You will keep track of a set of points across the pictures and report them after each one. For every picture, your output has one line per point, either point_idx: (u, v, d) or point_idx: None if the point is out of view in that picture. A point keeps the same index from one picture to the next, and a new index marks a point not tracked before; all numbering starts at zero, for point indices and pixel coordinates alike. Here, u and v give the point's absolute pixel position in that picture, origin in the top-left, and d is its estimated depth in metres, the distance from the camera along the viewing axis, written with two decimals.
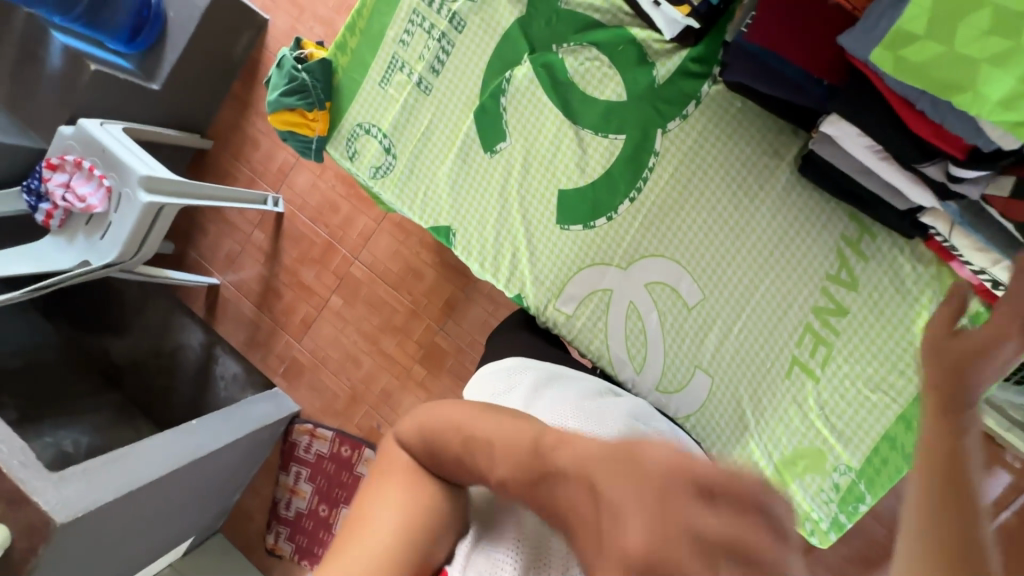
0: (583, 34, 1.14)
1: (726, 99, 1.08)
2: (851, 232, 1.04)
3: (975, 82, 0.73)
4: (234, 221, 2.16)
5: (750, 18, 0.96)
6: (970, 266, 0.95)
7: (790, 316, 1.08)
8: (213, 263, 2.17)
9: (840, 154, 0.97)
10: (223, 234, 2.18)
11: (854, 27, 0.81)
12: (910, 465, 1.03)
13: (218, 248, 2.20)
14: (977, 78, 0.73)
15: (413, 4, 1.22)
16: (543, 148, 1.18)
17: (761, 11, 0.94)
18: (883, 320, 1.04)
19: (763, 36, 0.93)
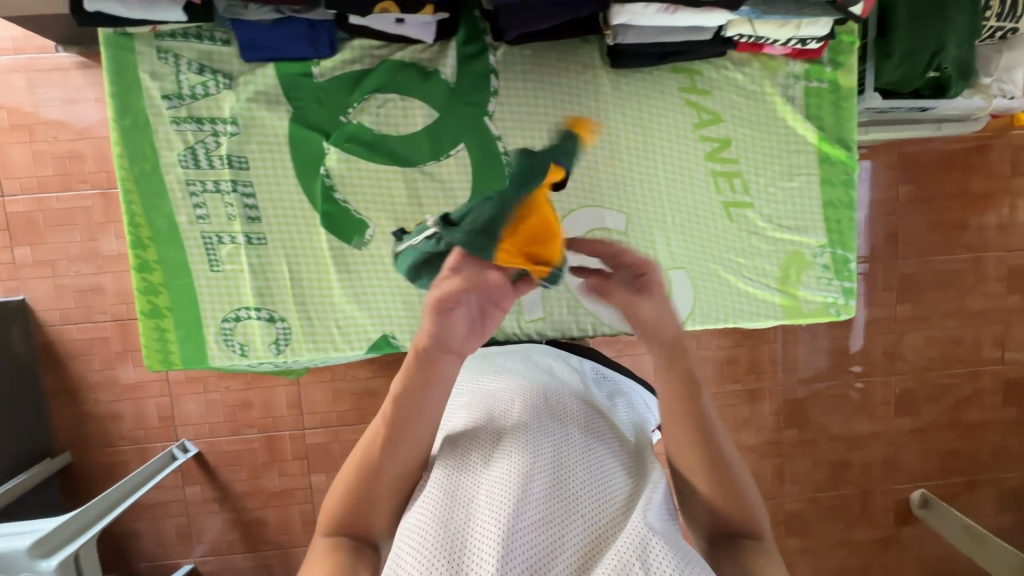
0: (360, 88, 0.93)
1: (515, 54, 0.94)
2: (684, 82, 0.97)
3: None
4: (158, 500, 1.87)
5: None
6: (783, 43, 0.90)
7: (698, 176, 0.99)
8: (173, 551, 1.89)
9: (639, 31, 0.82)
10: (158, 518, 1.88)
11: None
12: (857, 207, 1.00)
13: (164, 535, 1.90)
14: None
15: (180, 173, 0.92)
16: (412, 211, 0.97)
17: None
18: (756, 122, 0.99)
19: None
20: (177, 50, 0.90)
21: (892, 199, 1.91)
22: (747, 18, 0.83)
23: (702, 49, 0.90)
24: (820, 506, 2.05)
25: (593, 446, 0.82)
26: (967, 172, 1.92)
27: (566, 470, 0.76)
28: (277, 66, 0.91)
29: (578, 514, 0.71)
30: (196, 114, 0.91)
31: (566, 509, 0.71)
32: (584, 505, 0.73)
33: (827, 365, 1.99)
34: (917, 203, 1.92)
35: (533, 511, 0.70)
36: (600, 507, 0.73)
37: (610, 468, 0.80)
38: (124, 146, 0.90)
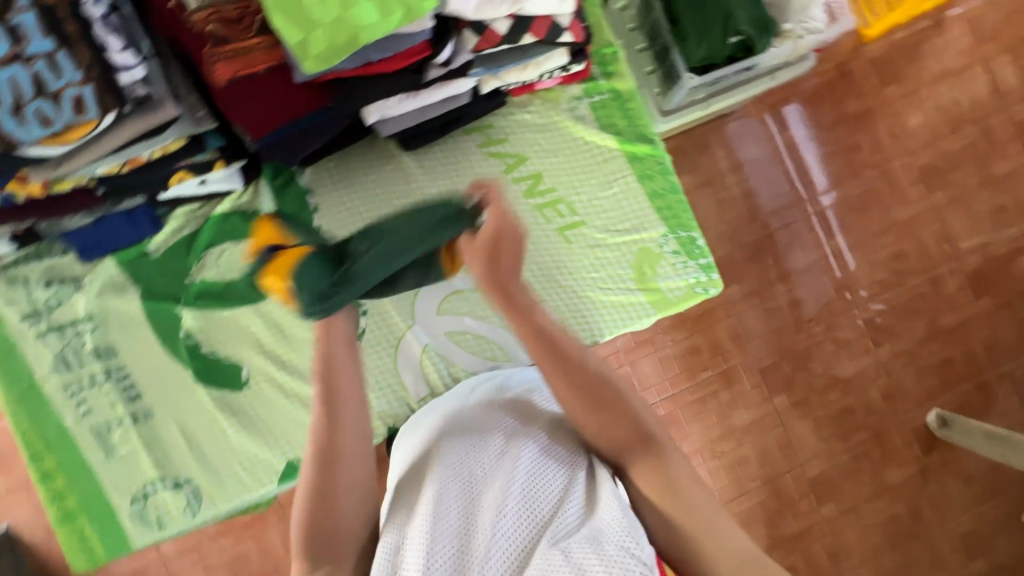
0: (195, 247, 1.01)
1: (322, 169, 1.02)
2: (481, 138, 1.04)
3: (384, 14, 0.67)
4: None
5: (238, 125, 0.83)
6: (546, 76, 0.96)
7: (526, 214, 1.04)
8: None
9: (401, 120, 0.89)
10: None
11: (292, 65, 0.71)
12: (680, 190, 1.06)
13: None
14: (379, 11, 0.67)
15: (56, 381, 0.98)
16: (276, 338, 1.01)
17: (230, 114, 0.80)
18: (558, 150, 1.05)
19: (255, 130, 0.80)
20: (24, 274, 0.98)
21: (783, 144, 1.95)
22: (491, 74, 0.89)
23: (473, 111, 0.96)
24: (844, 460, 1.92)
25: (540, 438, 0.75)
26: (841, 96, 1.98)
27: (513, 466, 0.70)
28: (115, 256, 1.00)
29: (519, 513, 0.65)
30: (57, 323, 0.98)
31: (507, 513, 0.65)
32: (529, 497, 0.67)
33: (787, 318, 1.94)
34: (809, 141, 1.97)
35: (467, 531, 0.64)
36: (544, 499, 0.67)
37: (559, 453, 0.73)
38: (1, 374, 0.97)
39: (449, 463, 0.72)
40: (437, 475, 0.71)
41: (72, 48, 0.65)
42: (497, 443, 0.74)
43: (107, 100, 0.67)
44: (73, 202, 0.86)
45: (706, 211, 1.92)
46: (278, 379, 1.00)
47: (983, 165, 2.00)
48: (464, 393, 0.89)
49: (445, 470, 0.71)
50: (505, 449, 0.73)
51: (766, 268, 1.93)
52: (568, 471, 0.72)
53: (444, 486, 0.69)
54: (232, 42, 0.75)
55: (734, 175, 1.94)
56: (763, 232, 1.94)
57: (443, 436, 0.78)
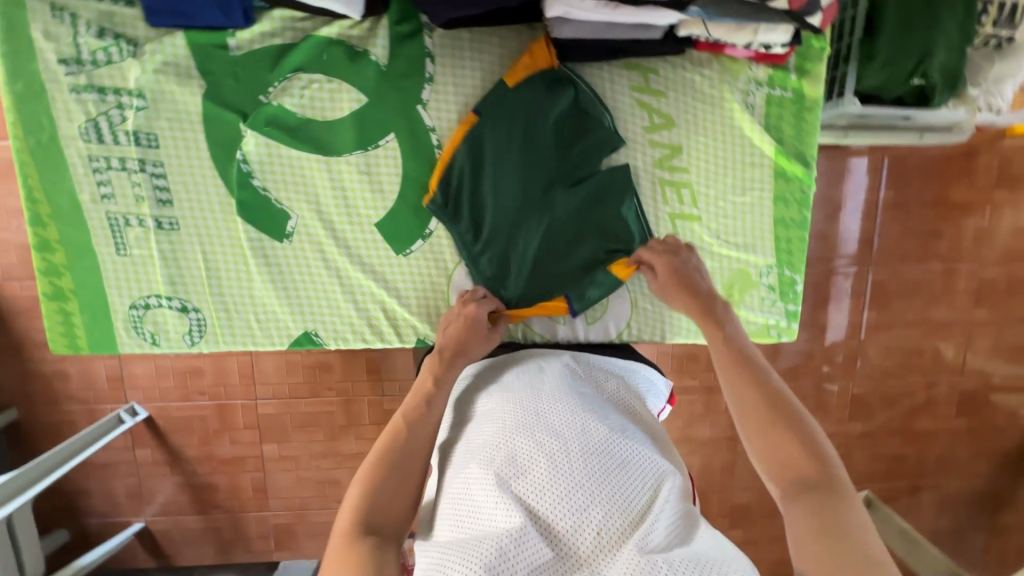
0: (282, 65, 0.85)
1: (453, 39, 0.86)
2: (636, 80, 0.90)
3: None
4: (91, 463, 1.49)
5: None
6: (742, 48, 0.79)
7: (643, 185, 0.93)
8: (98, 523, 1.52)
9: (581, 27, 0.75)
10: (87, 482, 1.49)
11: None
12: (809, 228, 0.96)
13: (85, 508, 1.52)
14: None
15: (81, 149, 0.85)
16: (336, 201, 0.90)
17: None
18: (708, 129, 0.92)
19: None
20: (74, 9, 0.81)
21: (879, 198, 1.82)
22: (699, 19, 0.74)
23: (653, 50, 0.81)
24: None
25: (623, 434, 0.71)
26: (952, 177, 1.84)
27: (597, 460, 0.66)
28: (187, 34, 0.83)
29: (605, 511, 0.61)
30: (98, 82, 0.83)
31: (593, 506, 0.62)
32: (614, 497, 0.63)
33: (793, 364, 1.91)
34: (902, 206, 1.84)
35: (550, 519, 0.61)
36: (623, 482, 0.64)
37: (646, 454, 0.69)
38: (19, 117, 0.83)
39: (529, 439, 0.68)
40: (516, 451, 0.67)
41: None
42: (564, 423, 0.70)
43: None
44: None
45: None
46: (323, 246, 0.91)
47: None
48: (538, 364, 0.84)
49: (515, 447, 0.67)
50: (583, 433, 0.69)
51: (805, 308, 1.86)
52: (654, 472, 0.67)
53: (519, 467, 0.65)
54: None
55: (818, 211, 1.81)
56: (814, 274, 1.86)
57: (508, 408, 0.74)
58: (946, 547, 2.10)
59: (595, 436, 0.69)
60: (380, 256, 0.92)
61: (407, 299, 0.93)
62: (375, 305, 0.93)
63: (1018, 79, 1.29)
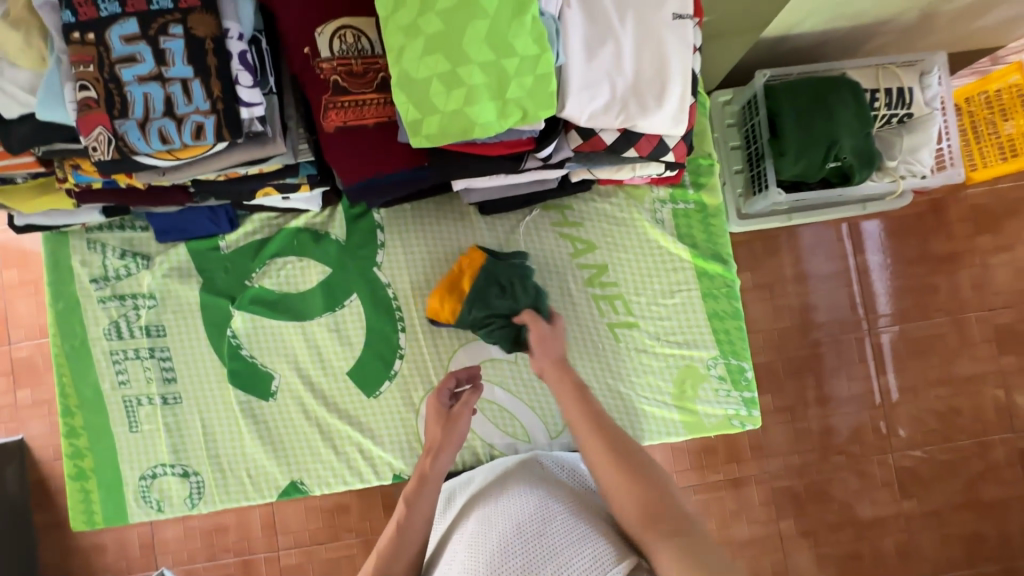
0: (262, 254, 1.04)
1: (397, 211, 1.04)
2: (555, 217, 1.04)
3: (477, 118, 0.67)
4: None
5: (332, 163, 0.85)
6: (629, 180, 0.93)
7: (578, 301, 1.03)
8: None
9: (485, 191, 0.90)
10: None
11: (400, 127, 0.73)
12: (743, 317, 1.02)
13: None
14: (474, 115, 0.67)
15: (105, 346, 1.03)
16: (312, 358, 1.03)
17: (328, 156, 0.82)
18: (626, 246, 1.04)
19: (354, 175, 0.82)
20: (104, 240, 1.03)
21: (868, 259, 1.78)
22: (584, 167, 0.88)
23: (557, 193, 0.96)
24: None
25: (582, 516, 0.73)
26: (938, 226, 1.79)
27: (551, 540, 0.69)
28: (188, 244, 1.04)
29: None
30: (119, 292, 1.03)
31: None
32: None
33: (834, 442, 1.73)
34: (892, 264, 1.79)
35: None
36: (573, 544, 0.68)
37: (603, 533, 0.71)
38: (58, 328, 1.02)
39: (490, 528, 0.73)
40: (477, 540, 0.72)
41: (206, 79, 0.68)
42: (526, 510, 0.74)
43: (224, 133, 0.69)
44: (165, 197, 0.89)
45: (769, 311, 1.76)
46: (303, 399, 1.02)
47: None
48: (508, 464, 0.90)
49: (475, 534, 0.73)
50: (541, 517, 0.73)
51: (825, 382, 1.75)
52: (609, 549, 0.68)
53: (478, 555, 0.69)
54: (350, 92, 0.76)
55: (819, 280, 1.77)
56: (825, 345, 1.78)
57: (473, 500, 0.82)
58: None
59: (551, 518, 0.72)
60: (353, 400, 1.02)
61: (380, 437, 1.01)
62: (352, 446, 1.01)
63: (933, 146, 1.38)
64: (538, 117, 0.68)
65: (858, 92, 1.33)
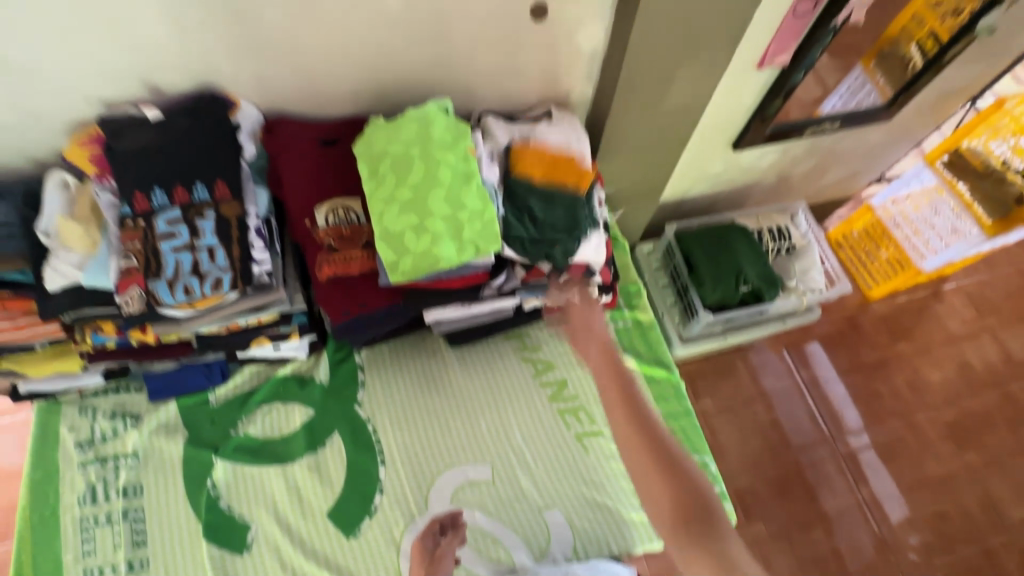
0: (248, 403, 1.11)
1: (376, 352, 1.17)
2: (516, 344, 1.20)
3: (441, 256, 0.88)
4: None
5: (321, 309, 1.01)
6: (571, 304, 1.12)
7: (546, 417, 1.12)
8: None
9: (451, 322, 1.07)
10: None
11: (380, 271, 0.93)
12: (693, 414, 1.14)
13: None
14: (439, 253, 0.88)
15: (76, 513, 1.02)
16: (291, 502, 1.04)
17: (321, 301, 0.99)
18: (581, 362, 1.18)
19: (341, 313, 0.98)
20: (96, 404, 1.10)
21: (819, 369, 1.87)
22: (533, 295, 1.07)
23: (515, 321, 1.14)
24: None
25: None
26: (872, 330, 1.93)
27: None
28: (178, 400, 1.11)
29: None
30: (102, 454, 1.06)
31: None
32: None
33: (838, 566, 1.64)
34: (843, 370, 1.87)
35: None
36: None
37: None
38: (31, 499, 1.02)
39: None
40: None
41: (228, 247, 0.87)
42: None
43: (237, 285, 0.86)
44: (169, 351, 1.02)
45: (736, 429, 1.82)
46: (280, 549, 1.01)
47: None
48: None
49: None
50: None
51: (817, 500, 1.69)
52: None
53: None
54: (341, 250, 0.97)
55: (778, 396, 1.82)
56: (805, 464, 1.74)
57: None
58: None
59: None
60: (332, 544, 1.01)
61: None
62: None
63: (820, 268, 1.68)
64: (488, 251, 0.89)
65: (747, 232, 1.67)
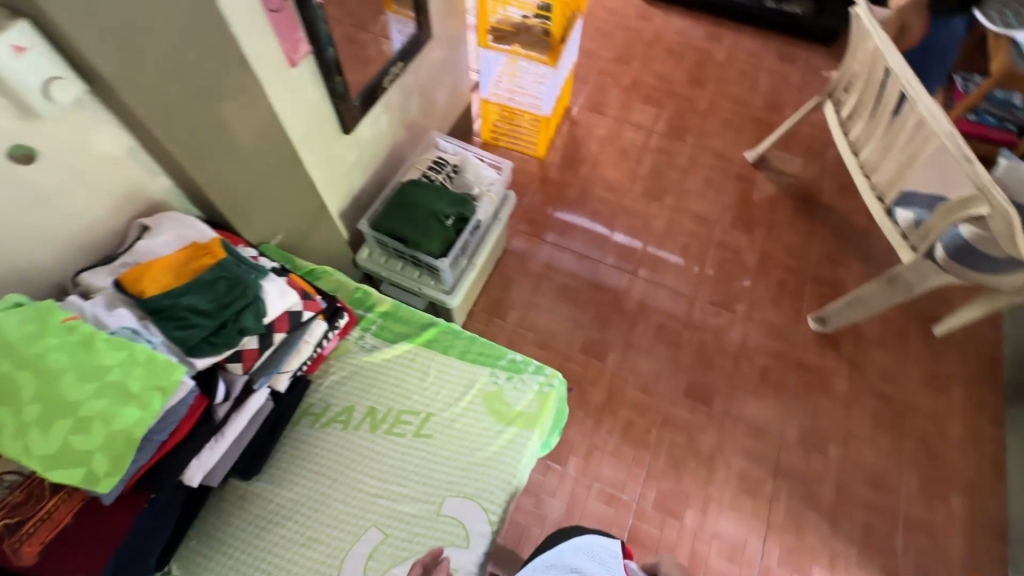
0: None
1: (191, 554, 1.03)
2: (308, 420, 1.15)
3: (128, 428, 0.80)
4: None
5: None
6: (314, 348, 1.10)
7: (380, 446, 1.12)
8: None
9: (221, 461, 0.96)
10: None
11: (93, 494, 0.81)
12: (477, 336, 1.25)
13: None
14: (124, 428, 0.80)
15: None
16: None
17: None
18: (369, 382, 1.19)
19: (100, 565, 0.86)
20: None
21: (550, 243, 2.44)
22: (275, 374, 1.04)
23: (286, 409, 1.11)
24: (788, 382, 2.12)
25: None
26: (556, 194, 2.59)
27: None
28: None
29: None
30: None
31: None
32: None
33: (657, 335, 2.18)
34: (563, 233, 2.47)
35: None
36: None
37: None
38: None
39: None
40: None
41: None
42: None
43: None
44: None
45: (547, 324, 2.23)
46: None
47: (672, 164, 2.69)
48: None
49: None
50: None
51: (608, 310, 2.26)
52: None
53: None
54: (28, 520, 0.86)
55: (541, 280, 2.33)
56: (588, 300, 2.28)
57: None
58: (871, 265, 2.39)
59: None
60: None
61: None
62: None
63: (483, 166, 1.95)
64: (170, 386, 0.83)
65: (416, 183, 1.85)
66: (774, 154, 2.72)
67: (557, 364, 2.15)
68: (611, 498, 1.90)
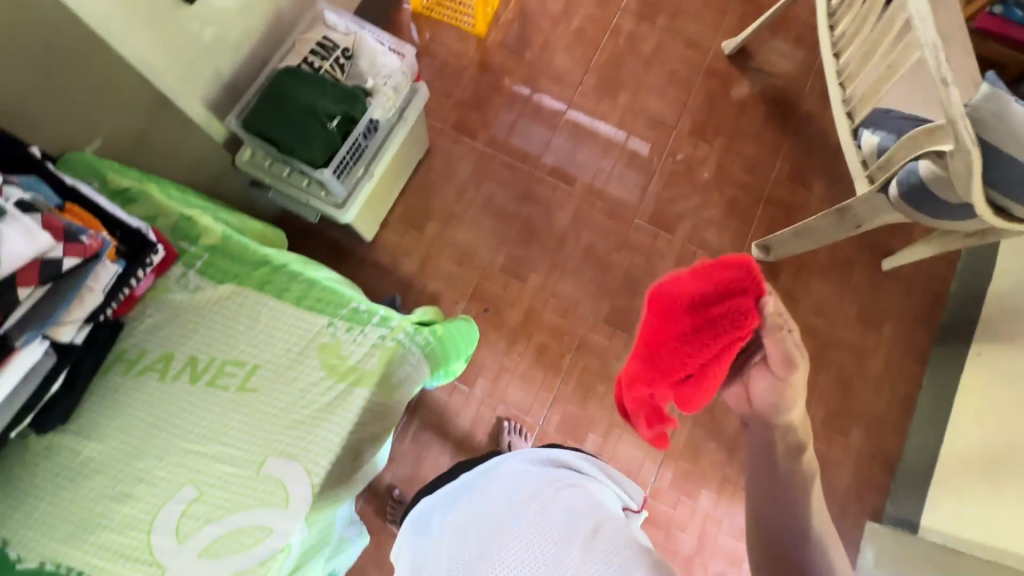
0: None
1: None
2: (121, 367, 1.04)
3: None
4: None
5: None
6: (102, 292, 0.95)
7: (200, 399, 1.03)
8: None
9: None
10: None
11: None
12: (318, 279, 1.11)
13: None
14: None
15: None
16: None
17: None
18: (192, 328, 1.07)
19: None
20: None
21: (481, 146, 2.16)
22: (52, 325, 0.90)
23: (93, 350, 1.01)
24: None
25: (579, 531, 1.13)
26: (493, 85, 2.23)
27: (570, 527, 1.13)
28: None
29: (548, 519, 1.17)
30: None
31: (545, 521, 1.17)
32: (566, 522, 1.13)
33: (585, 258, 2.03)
34: (496, 133, 2.18)
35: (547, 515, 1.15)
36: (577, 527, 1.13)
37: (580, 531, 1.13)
38: None
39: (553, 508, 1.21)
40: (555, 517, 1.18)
41: None
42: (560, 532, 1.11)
43: None
44: None
45: (468, 239, 2.05)
46: None
47: (635, 51, 2.29)
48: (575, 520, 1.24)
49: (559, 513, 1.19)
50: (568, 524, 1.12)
51: (535, 227, 2.07)
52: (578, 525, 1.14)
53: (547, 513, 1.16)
54: None
55: (467, 189, 2.10)
56: (515, 213, 2.09)
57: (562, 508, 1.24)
58: (834, 189, 2.16)
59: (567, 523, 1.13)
60: None
61: None
62: None
63: (383, 51, 1.61)
64: None
65: (291, 69, 1.52)
66: (757, 44, 2.31)
67: (475, 282, 2.01)
68: (515, 420, 1.89)
